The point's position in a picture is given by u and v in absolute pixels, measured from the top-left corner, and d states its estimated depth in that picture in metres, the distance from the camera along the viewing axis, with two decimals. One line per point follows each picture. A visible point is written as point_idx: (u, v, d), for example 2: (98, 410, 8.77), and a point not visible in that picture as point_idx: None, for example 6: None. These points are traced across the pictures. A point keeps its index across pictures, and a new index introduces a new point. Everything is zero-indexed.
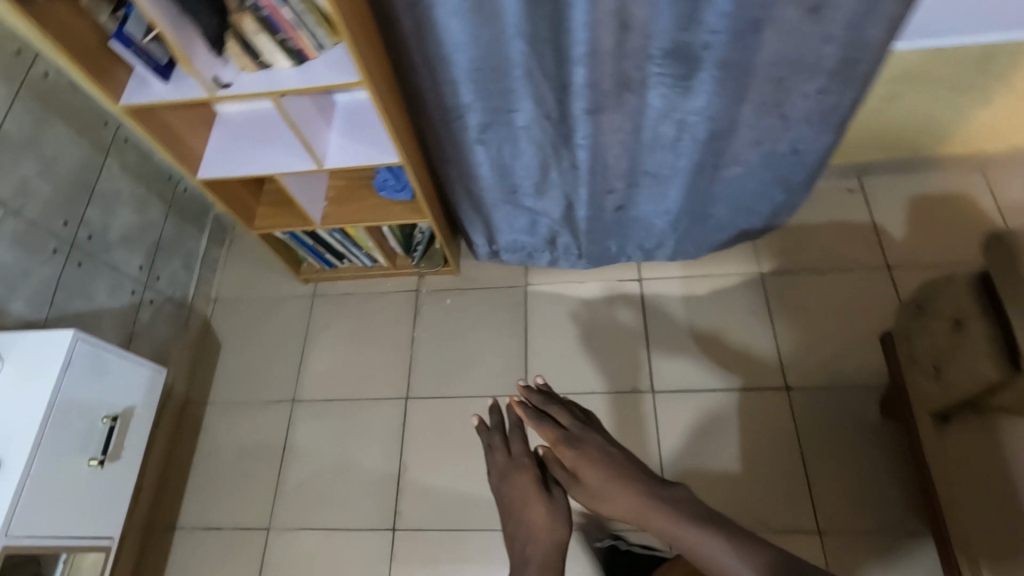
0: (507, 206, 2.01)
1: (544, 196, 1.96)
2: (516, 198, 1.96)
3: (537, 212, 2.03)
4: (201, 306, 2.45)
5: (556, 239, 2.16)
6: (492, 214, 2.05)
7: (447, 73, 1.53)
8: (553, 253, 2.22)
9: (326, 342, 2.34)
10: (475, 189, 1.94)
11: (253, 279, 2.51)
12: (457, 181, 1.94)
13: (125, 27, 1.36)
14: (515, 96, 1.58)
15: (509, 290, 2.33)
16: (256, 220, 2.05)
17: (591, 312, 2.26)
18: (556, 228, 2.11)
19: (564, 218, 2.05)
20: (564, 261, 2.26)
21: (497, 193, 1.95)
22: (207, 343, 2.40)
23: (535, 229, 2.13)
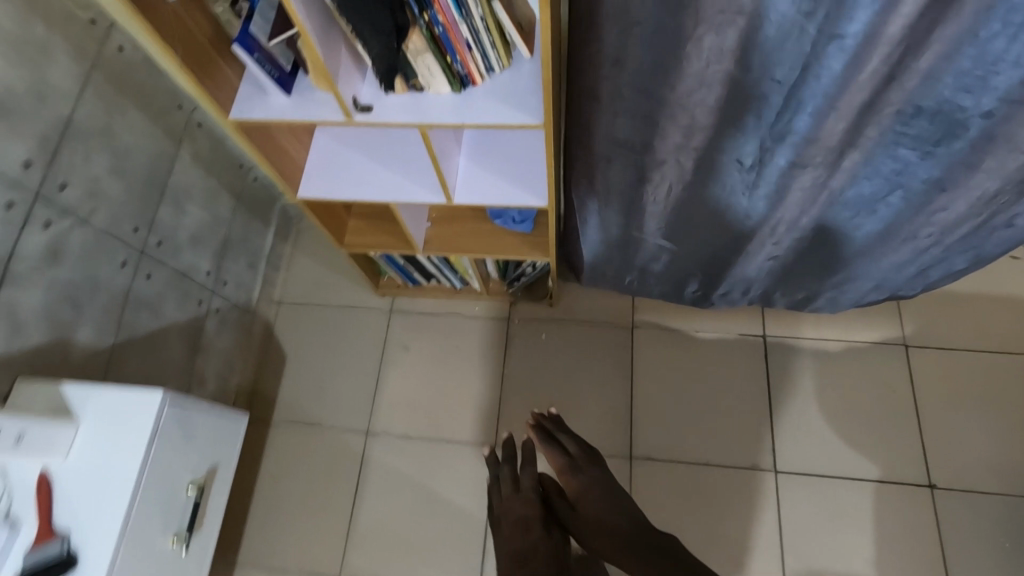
0: (640, 243, 1.73)
1: (688, 241, 1.68)
2: (654, 236, 1.69)
3: (671, 253, 1.76)
4: (265, 310, 2.20)
5: (681, 281, 1.89)
6: (619, 247, 1.77)
7: (634, 102, 1.23)
8: (672, 292, 1.96)
9: (404, 368, 2.10)
10: (610, 224, 1.66)
11: (323, 284, 2.25)
12: (590, 216, 1.65)
13: (250, 29, 1.06)
14: (707, 134, 1.28)
15: (614, 330, 2.08)
16: (347, 236, 1.77)
17: (706, 367, 2.01)
18: (687, 271, 1.84)
19: (700, 264, 1.78)
20: (680, 299, 2.00)
21: (635, 230, 1.68)
22: (271, 353, 2.16)
23: (661, 267, 1.86)
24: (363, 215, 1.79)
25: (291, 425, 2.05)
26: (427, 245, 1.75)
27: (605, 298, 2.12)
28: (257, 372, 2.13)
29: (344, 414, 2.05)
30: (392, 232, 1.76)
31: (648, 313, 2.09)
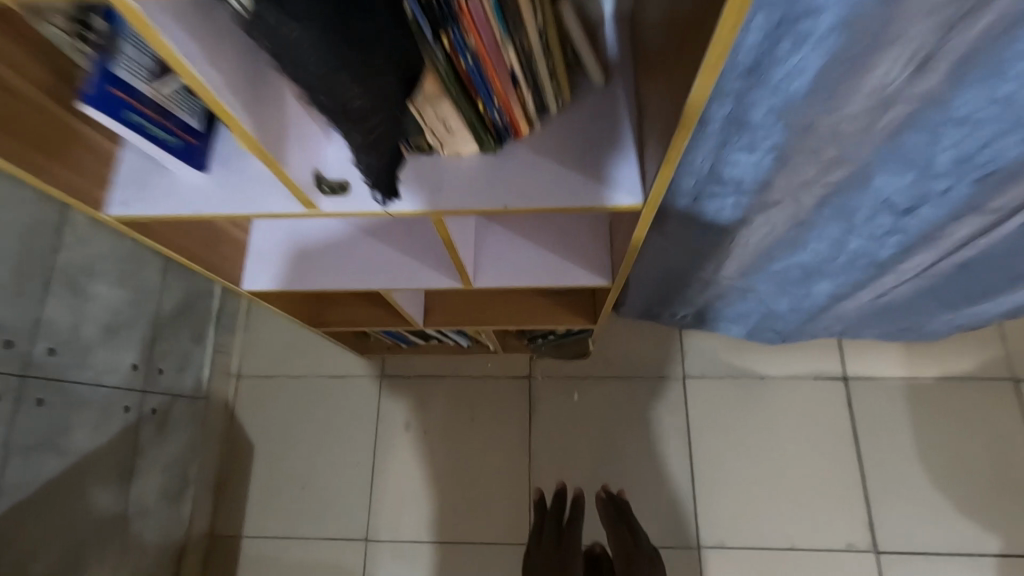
0: (711, 281, 1.32)
1: (778, 282, 1.27)
2: (734, 275, 1.27)
3: (750, 291, 1.35)
4: (222, 388, 1.74)
5: (754, 317, 1.49)
6: (681, 286, 1.36)
7: (768, 130, 0.78)
8: (738, 327, 1.56)
9: (407, 451, 1.69)
10: (679, 263, 1.24)
11: (293, 347, 1.80)
12: (652, 252, 1.23)
13: (118, 79, 0.63)
14: (870, 165, 0.85)
15: (663, 383, 1.69)
16: (320, 311, 1.34)
17: (780, 423, 1.64)
18: (764, 310, 1.43)
19: (785, 304, 1.37)
20: (746, 335, 1.61)
21: (709, 271, 1.26)
22: (236, 443, 1.71)
23: (729, 304, 1.46)
24: None
25: (272, 538, 1.64)
26: (430, 317, 1.32)
27: (649, 343, 1.72)
28: (221, 469, 1.70)
29: (337, 518, 1.65)
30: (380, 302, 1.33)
31: (703, 358, 1.70)
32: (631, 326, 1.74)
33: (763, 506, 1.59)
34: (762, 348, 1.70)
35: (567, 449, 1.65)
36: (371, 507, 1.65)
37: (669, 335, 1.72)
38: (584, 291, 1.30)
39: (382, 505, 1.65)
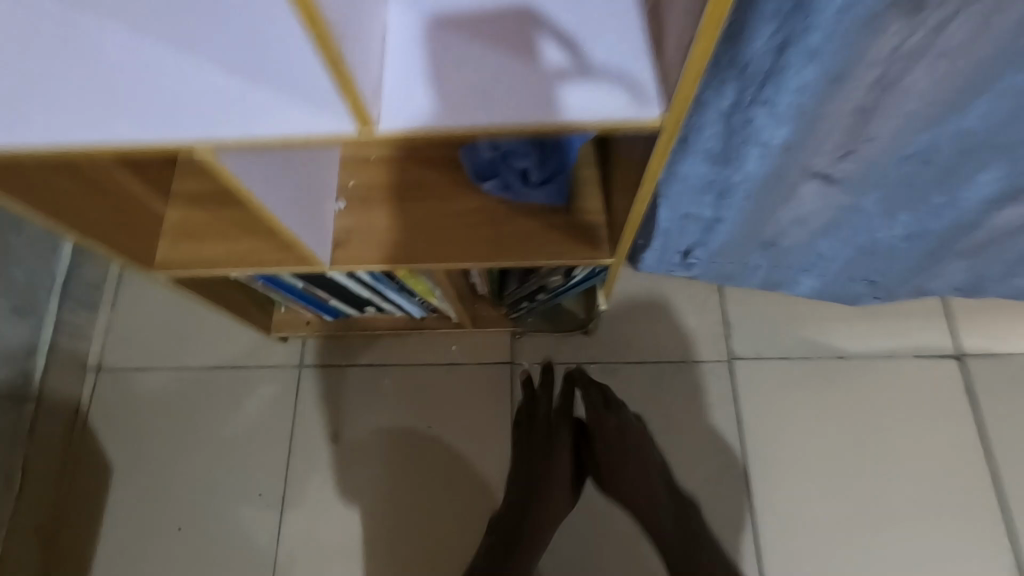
0: (794, 184, 0.83)
1: (905, 175, 0.79)
2: (835, 168, 0.78)
3: (851, 201, 0.86)
4: (71, 387, 1.21)
5: (843, 253, 1.00)
6: (742, 201, 0.87)
7: None
8: (813, 273, 1.08)
9: (333, 473, 1.16)
10: (750, 145, 0.74)
11: (177, 327, 1.26)
12: (707, 125, 0.73)
13: None
14: None
15: (700, 370, 1.19)
16: (162, 245, 0.82)
17: (869, 423, 1.15)
18: (864, 238, 0.95)
19: (901, 221, 0.89)
20: (821, 290, 1.12)
21: (796, 164, 0.77)
22: (86, 467, 1.18)
23: (804, 236, 0.98)
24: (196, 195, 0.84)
25: None
26: (342, 250, 0.81)
27: (681, 314, 1.22)
28: (59, 506, 1.16)
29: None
30: (263, 228, 0.81)
31: (756, 333, 1.20)
32: (654, 291, 1.24)
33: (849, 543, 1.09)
34: (838, 318, 1.20)
35: None
36: (277, 556, 1.11)
37: (707, 302, 1.22)
38: (595, 210, 0.81)
39: (295, 555, 1.11)
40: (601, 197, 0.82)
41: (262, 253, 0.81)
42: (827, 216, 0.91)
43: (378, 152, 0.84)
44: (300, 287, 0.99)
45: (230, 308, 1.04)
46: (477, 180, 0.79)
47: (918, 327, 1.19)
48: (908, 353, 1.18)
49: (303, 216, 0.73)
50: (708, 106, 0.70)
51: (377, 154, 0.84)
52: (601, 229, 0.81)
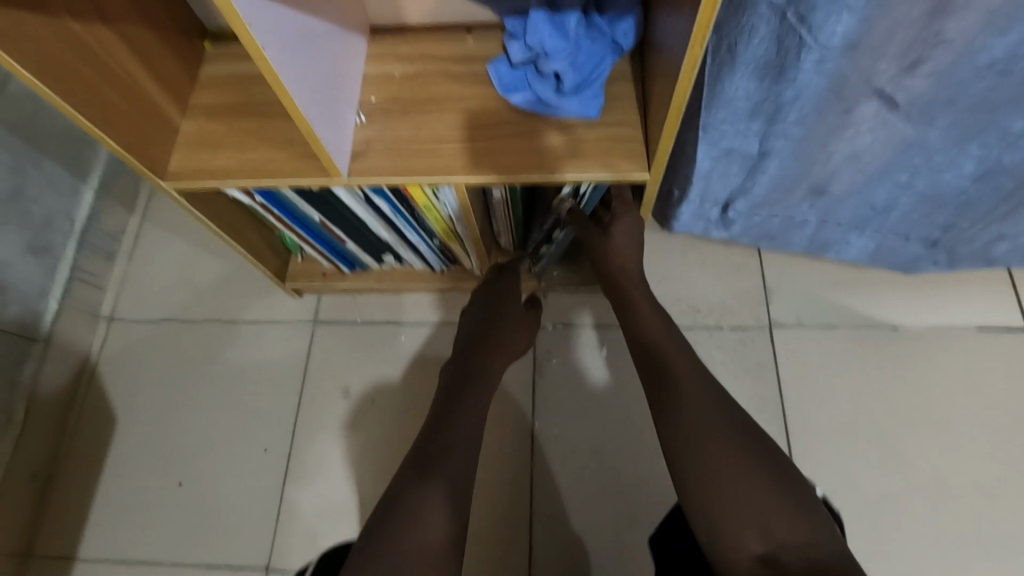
0: (853, 105, 0.76)
1: (980, 94, 0.71)
2: (900, 84, 0.72)
3: (916, 133, 0.78)
4: (80, 334, 1.18)
5: (902, 202, 0.91)
6: (794, 127, 0.80)
7: None
8: (866, 230, 0.99)
9: (341, 429, 1.10)
10: (806, 46, 0.68)
11: (190, 279, 1.22)
12: (760, 23, 0.67)
13: None
14: None
15: (737, 336, 1.10)
16: (175, 157, 0.80)
17: (922, 397, 1.05)
18: (926, 183, 0.87)
19: (970, 159, 0.82)
20: (873, 252, 1.03)
21: (856, 73, 0.71)
22: (90, 415, 1.15)
23: (859, 183, 0.89)
24: (217, 109, 0.82)
25: (126, 562, 1.06)
26: (360, 161, 0.77)
27: (717, 276, 1.14)
28: (61, 452, 1.13)
29: (228, 531, 1.06)
30: (279, 141, 0.79)
31: (798, 299, 1.12)
32: (688, 253, 1.16)
33: (898, 528, 0.99)
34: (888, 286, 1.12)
35: (587, 432, 1.06)
36: (280, 510, 1.07)
37: (745, 266, 1.15)
38: (631, 125, 0.76)
39: (299, 510, 1.06)
40: (637, 112, 0.76)
41: (279, 165, 0.78)
42: (887, 154, 0.83)
43: (402, 69, 0.81)
44: (316, 219, 0.95)
45: (244, 245, 1.00)
46: (504, 94, 0.76)
47: (981, 297, 1.09)
48: (967, 325, 1.08)
49: (321, 112, 0.70)
50: None
51: (401, 71, 0.81)
52: (638, 143, 0.75)
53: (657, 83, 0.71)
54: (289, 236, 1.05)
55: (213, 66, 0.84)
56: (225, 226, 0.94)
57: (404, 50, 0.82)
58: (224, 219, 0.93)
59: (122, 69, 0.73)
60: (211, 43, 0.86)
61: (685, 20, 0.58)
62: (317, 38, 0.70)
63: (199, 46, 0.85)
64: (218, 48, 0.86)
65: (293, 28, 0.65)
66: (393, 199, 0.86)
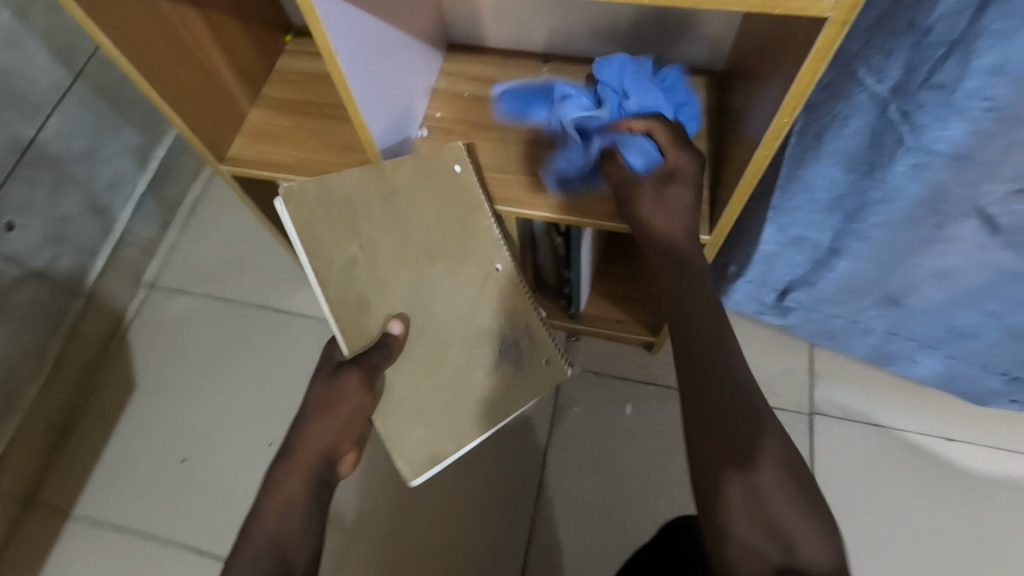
0: (946, 220, 0.69)
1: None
2: (1009, 213, 0.64)
3: (1014, 263, 0.71)
4: (121, 296, 1.20)
5: (985, 330, 0.83)
6: (878, 229, 0.74)
7: None
8: (938, 349, 0.91)
9: None
10: (904, 148, 0.62)
11: (233, 261, 1.23)
12: (856, 113, 0.63)
13: None
14: None
15: (774, 417, 1.03)
16: (236, 144, 0.80)
17: (972, 524, 0.95)
18: (1017, 317, 0.78)
19: None
20: (948, 374, 0.94)
21: (953, 190, 0.65)
22: (113, 375, 1.17)
23: (941, 302, 0.82)
24: (287, 104, 0.82)
25: (116, 530, 1.05)
26: None
27: (762, 348, 1.07)
28: (79, 408, 1.14)
29: (221, 518, 1.05)
30: (338, 143, 0.79)
31: (845, 390, 1.05)
32: (734, 318, 1.10)
33: None
34: (946, 400, 1.03)
35: (597, 489, 1.00)
36: None
37: (793, 345, 1.08)
38: None
39: None
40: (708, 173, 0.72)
41: (336, 167, 0.77)
42: (978, 280, 0.76)
43: (472, 90, 0.80)
44: None
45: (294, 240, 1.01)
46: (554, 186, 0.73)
47: None
48: None
49: (384, 122, 0.69)
50: (865, 84, 0.61)
51: (470, 92, 0.80)
52: (702, 203, 0.71)
53: (729, 146, 0.68)
54: None
55: (291, 60, 0.86)
56: (271, 216, 0.94)
57: (477, 72, 0.81)
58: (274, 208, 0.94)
59: (202, 52, 0.74)
60: (293, 38, 0.88)
61: (774, 91, 0.54)
62: (393, 50, 0.69)
63: (280, 39, 0.86)
64: (298, 44, 0.87)
65: (372, 37, 0.64)
66: None
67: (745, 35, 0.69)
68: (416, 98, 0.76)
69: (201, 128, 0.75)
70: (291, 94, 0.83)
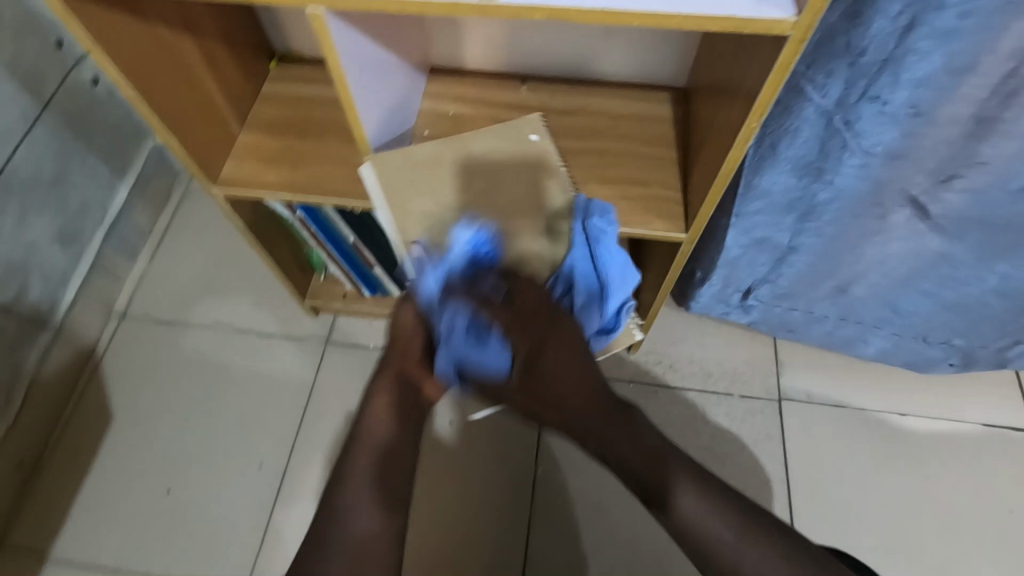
0: (884, 210, 0.79)
1: (1012, 215, 0.75)
2: (934, 197, 0.75)
3: (941, 244, 0.81)
4: (90, 328, 1.17)
5: (921, 307, 0.94)
6: (828, 224, 0.83)
7: None
8: (884, 330, 1.01)
9: (339, 452, 1.08)
10: (848, 151, 0.71)
11: (209, 286, 1.22)
12: (804, 125, 0.71)
13: None
14: None
15: (747, 405, 1.10)
16: (228, 166, 0.82)
17: (931, 488, 1.04)
18: (947, 291, 0.89)
19: (996, 275, 0.84)
20: (893, 354, 1.04)
21: (888, 181, 0.74)
22: (85, 409, 1.13)
23: (883, 285, 0.92)
24: (277, 127, 0.85)
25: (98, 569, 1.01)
26: None
27: (731, 341, 1.15)
28: (52, 445, 1.10)
29: (212, 546, 1.03)
30: (330, 163, 0.82)
31: (809, 373, 1.12)
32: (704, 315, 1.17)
33: None
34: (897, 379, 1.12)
35: (588, 485, 1.04)
36: (267, 530, 1.03)
37: (758, 335, 1.16)
38: (669, 186, 0.79)
39: (287, 536, 1.03)
40: (679, 177, 0.79)
41: (329, 185, 0.80)
42: (913, 262, 0.86)
43: (456, 109, 0.85)
44: (349, 241, 0.97)
45: (278, 261, 1.02)
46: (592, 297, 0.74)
47: (992, 397, 1.09)
48: (980, 423, 1.08)
49: (380, 140, 0.73)
50: (811, 100, 0.68)
51: (454, 111, 0.85)
52: (677, 205, 0.78)
53: (698, 152, 0.75)
54: (318, 253, 1.06)
55: (276, 85, 0.88)
56: (259, 236, 0.95)
57: (459, 92, 0.86)
58: (260, 229, 0.95)
59: (197, 77, 0.76)
60: (277, 64, 0.90)
61: (741, 101, 0.61)
62: (388, 73, 0.73)
63: (264, 65, 0.89)
64: (282, 69, 0.90)
65: (372, 61, 0.69)
66: None
67: (706, 54, 0.77)
68: (406, 117, 0.80)
69: (197, 150, 0.77)
70: (280, 116, 0.85)
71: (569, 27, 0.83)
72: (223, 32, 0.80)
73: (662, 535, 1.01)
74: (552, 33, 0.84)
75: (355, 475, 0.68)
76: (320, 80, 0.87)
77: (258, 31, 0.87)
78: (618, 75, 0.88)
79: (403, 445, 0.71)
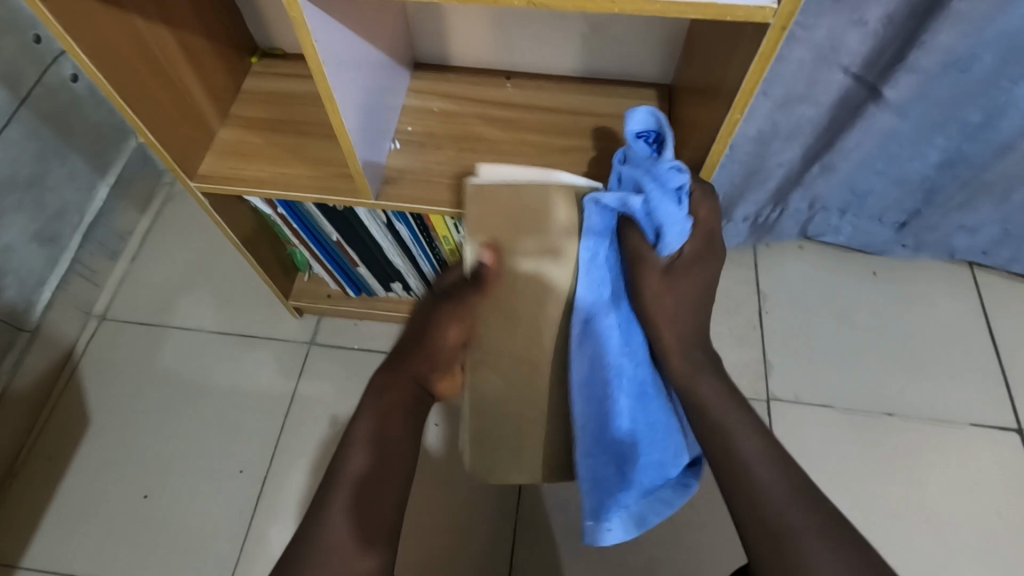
0: (844, 95, 0.90)
1: (947, 90, 0.87)
2: (889, 82, 0.85)
3: (894, 123, 0.92)
4: (67, 329, 1.15)
5: (878, 187, 1.05)
6: (798, 121, 0.92)
7: None
8: (848, 213, 1.11)
9: (323, 456, 1.06)
10: (808, 45, 0.80)
11: (193, 286, 1.21)
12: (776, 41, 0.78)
13: None
14: None
15: None
16: (207, 163, 0.81)
17: (919, 490, 1.03)
18: (898, 169, 1.01)
19: (936, 148, 0.97)
20: (854, 236, 1.15)
21: (842, 72, 0.85)
22: (61, 415, 1.10)
23: (847, 176, 1.03)
24: (258, 121, 0.83)
25: None
26: (392, 187, 0.79)
27: (719, 339, 1.14)
28: (24, 451, 1.07)
29: (191, 554, 1.00)
30: (312, 159, 0.80)
31: (797, 374, 1.12)
32: None
33: None
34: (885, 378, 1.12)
35: (575, 486, 1.03)
36: (247, 538, 1.01)
37: (747, 337, 1.15)
38: None
39: (269, 542, 1.01)
40: None
41: (310, 178, 0.79)
42: (870, 147, 0.97)
43: (441, 106, 0.84)
44: (333, 240, 0.95)
45: (261, 259, 1.01)
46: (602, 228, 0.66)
47: (981, 397, 1.09)
48: (968, 423, 1.07)
49: (363, 134, 0.72)
50: None
51: (439, 107, 0.84)
52: None
53: (683, 149, 0.74)
54: (301, 253, 1.04)
55: (258, 81, 0.87)
56: (242, 235, 0.94)
57: (445, 89, 0.85)
58: (242, 226, 0.93)
59: (175, 73, 0.75)
60: (260, 59, 0.89)
61: (725, 94, 0.61)
62: (370, 65, 0.72)
63: (246, 61, 0.88)
64: (265, 65, 0.89)
65: (352, 56, 0.68)
66: (414, 227, 0.87)
67: (691, 50, 0.76)
68: (389, 109, 0.79)
69: (175, 145, 0.75)
70: (262, 111, 0.84)
71: (554, 22, 0.82)
72: (202, 28, 0.78)
73: (650, 538, 0.99)
74: (538, 29, 0.83)
75: (335, 502, 0.60)
76: (302, 75, 0.86)
77: (240, 27, 0.86)
78: (604, 73, 0.87)
79: (394, 464, 0.64)
